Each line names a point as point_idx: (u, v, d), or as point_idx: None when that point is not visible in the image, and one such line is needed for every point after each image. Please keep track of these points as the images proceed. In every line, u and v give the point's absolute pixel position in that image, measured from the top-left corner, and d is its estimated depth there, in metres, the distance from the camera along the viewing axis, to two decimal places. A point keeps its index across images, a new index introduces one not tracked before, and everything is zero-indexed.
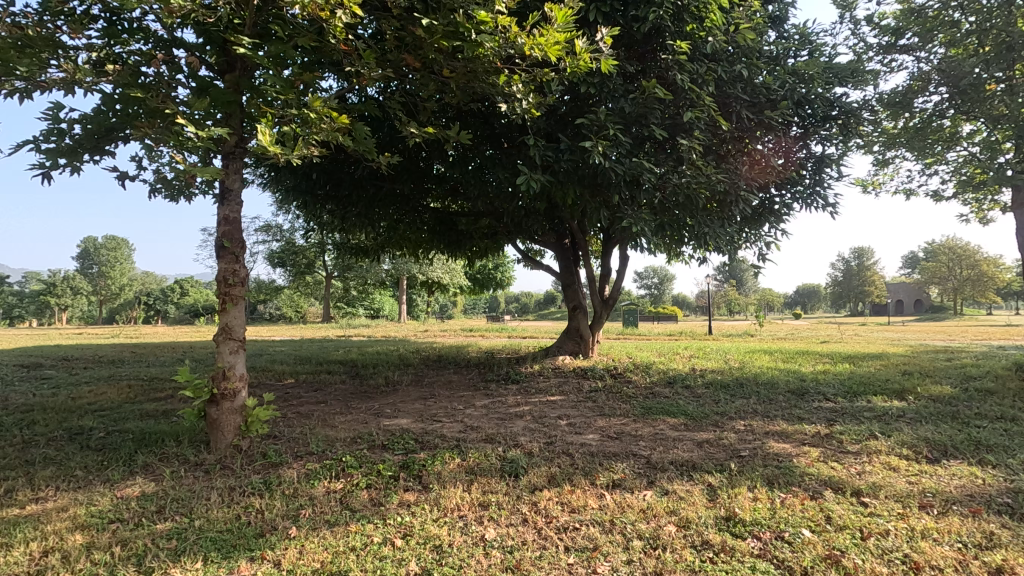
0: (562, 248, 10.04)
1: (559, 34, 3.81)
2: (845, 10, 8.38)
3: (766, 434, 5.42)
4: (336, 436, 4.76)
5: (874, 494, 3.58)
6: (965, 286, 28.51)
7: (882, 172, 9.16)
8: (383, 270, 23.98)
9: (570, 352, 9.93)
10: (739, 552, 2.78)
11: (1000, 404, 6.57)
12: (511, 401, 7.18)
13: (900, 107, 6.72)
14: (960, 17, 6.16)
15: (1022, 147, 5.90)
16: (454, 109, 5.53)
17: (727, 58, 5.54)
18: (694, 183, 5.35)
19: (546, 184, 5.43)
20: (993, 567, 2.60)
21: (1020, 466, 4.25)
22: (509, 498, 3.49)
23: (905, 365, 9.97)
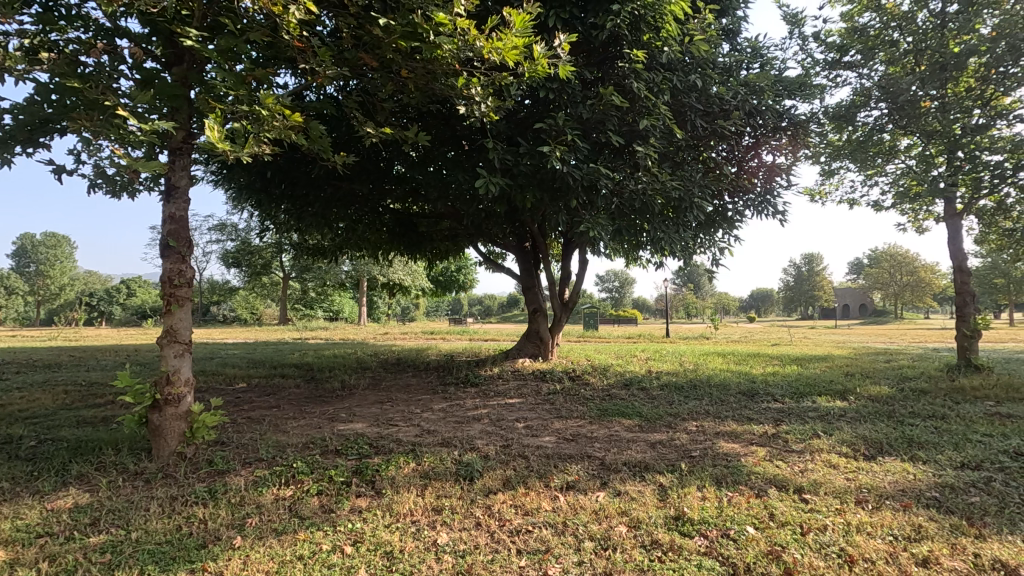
0: (522, 251, 10.06)
1: (517, 39, 3.83)
2: (793, 26, 8.77)
3: (716, 435, 5.57)
4: (287, 442, 4.64)
5: (815, 491, 3.73)
6: (904, 292, 30.15)
7: (828, 182, 9.61)
8: (342, 271, 23.58)
9: (530, 354, 9.97)
10: (686, 550, 2.85)
11: (932, 403, 6.96)
12: (469, 404, 7.15)
13: (845, 120, 7.12)
14: (898, 37, 6.66)
15: (955, 160, 6.27)
16: (413, 110, 5.49)
17: (682, 68, 5.70)
18: (650, 189, 5.46)
19: (505, 187, 5.44)
20: (920, 558, 2.74)
21: (948, 462, 4.52)
22: (463, 502, 3.47)
23: (848, 367, 10.45)
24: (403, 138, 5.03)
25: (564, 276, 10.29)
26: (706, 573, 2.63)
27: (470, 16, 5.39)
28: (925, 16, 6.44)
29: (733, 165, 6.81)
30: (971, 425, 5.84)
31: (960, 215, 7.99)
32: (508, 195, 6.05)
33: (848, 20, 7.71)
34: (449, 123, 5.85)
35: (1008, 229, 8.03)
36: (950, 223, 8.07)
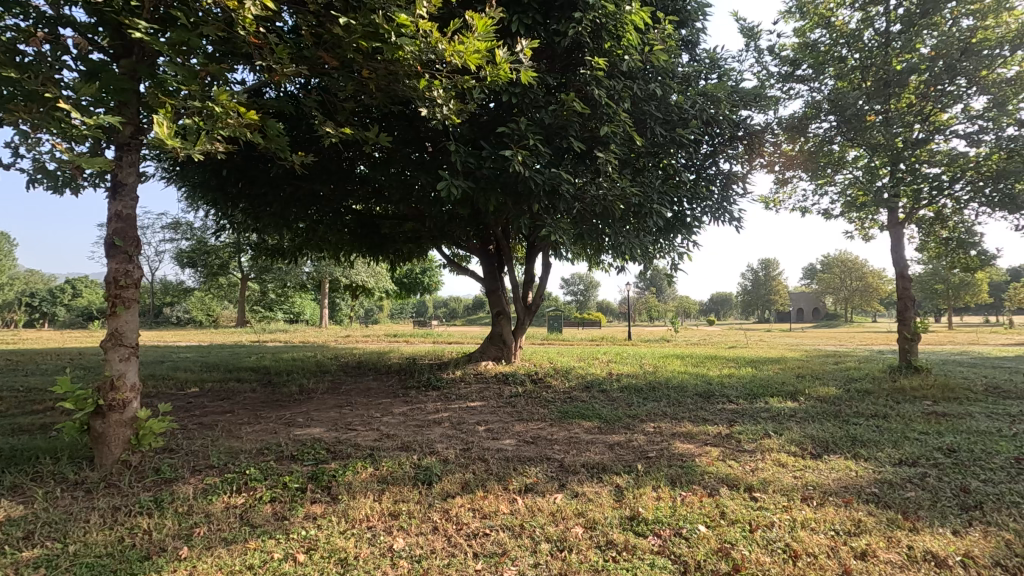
0: (486, 254, 10.06)
1: (479, 43, 3.84)
2: (750, 39, 9.08)
3: (673, 436, 5.70)
4: (240, 448, 4.51)
5: (764, 489, 3.87)
6: (854, 296, 31.55)
7: (781, 190, 9.97)
8: (303, 273, 23.07)
9: (493, 357, 9.97)
10: (640, 550, 2.91)
11: (875, 403, 7.32)
12: (430, 407, 7.11)
13: (798, 131, 7.40)
14: (846, 54, 6.97)
15: (898, 172, 6.59)
16: (375, 111, 5.44)
17: (642, 77, 5.82)
18: (610, 195, 5.55)
19: (467, 190, 5.44)
20: (859, 551, 2.88)
21: (887, 459, 4.75)
22: (420, 506, 3.45)
23: (799, 368, 10.86)
24: (365, 139, 4.98)
25: (528, 279, 10.34)
26: (658, 572, 2.69)
27: (433, 18, 5.38)
28: (870, 35, 6.78)
29: (692, 172, 7.00)
30: (909, 423, 6.16)
31: (902, 225, 8.42)
32: (471, 198, 6.04)
33: (800, 35, 8.04)
34: (412, 124, 5.82)
35: (945, 238, 8.51)
36: (892, 231, 8.49)
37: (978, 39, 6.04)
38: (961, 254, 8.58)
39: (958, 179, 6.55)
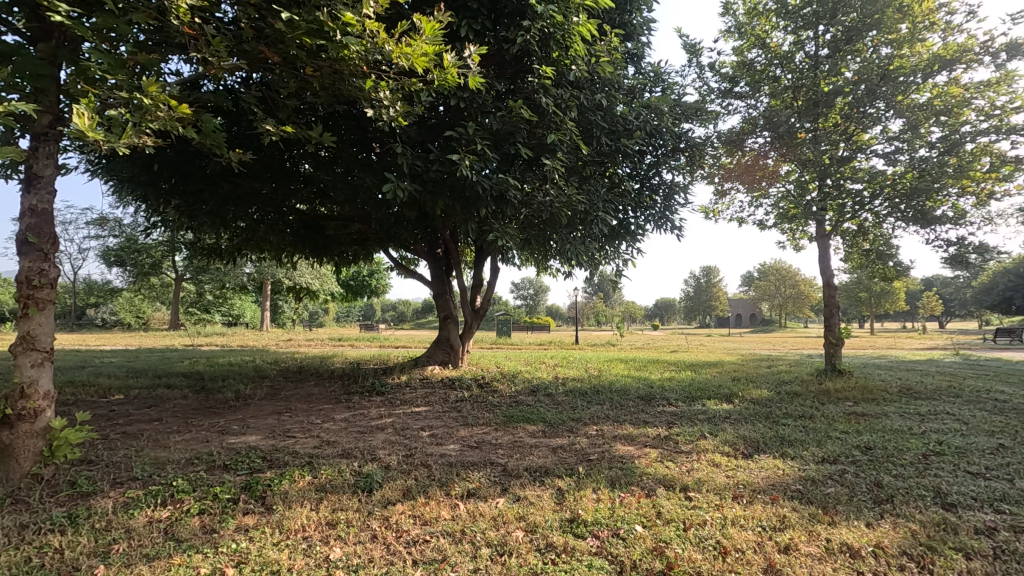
0: (435, 257, 9.99)
1: (427, 46, 3.81)
2: (692, 55, 9.48)
3: (614, 438, 5.84)
4: (168, 458, 4.29)
5: (698, 489, 4.04)
6: (787, 303, 33.30)
7: (720, 201, 10.41)
8: (243, 274, 22.16)
9: (439, 362, 9.88)
10: (579, 551, 2.97)
11: (802, 404, 7.75)
12: (373, 413, 6.97)
13: (735, 145, 7.78)
14: (780, 74, 7.39)
15: (824, 187, 7.02)
16: (319, 110, 5.31)
17: (589, 87, 5.96)
18: (556, 202, 5.64)
19: (414, 193, 5.38)
20: (782, 545, 3.05)
21: (811, 457, 5.05)
22: (359, 514, 3.39)
23: (734, 371, 11.36)
24: (308, 138, 4.85)
25: (475, 283, 10.33)
26: (595, 572, 2.74)
27: (381, 18, 5.30)
28: (801, 57, 7.22)
29: (636, 182, 7.20)
30: (831, 423, 6.56)
31: (829, 236, 8.97)
32: (418, 201, 5.98)
33: (739, 54, 8.45)
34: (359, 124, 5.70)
35: (866, 250, 9.13)
36: (820, 243, 9.03)
37: (895, 66, 6.55)
38: (880, 265, 9.23)
39: (877, 195, 7.06)
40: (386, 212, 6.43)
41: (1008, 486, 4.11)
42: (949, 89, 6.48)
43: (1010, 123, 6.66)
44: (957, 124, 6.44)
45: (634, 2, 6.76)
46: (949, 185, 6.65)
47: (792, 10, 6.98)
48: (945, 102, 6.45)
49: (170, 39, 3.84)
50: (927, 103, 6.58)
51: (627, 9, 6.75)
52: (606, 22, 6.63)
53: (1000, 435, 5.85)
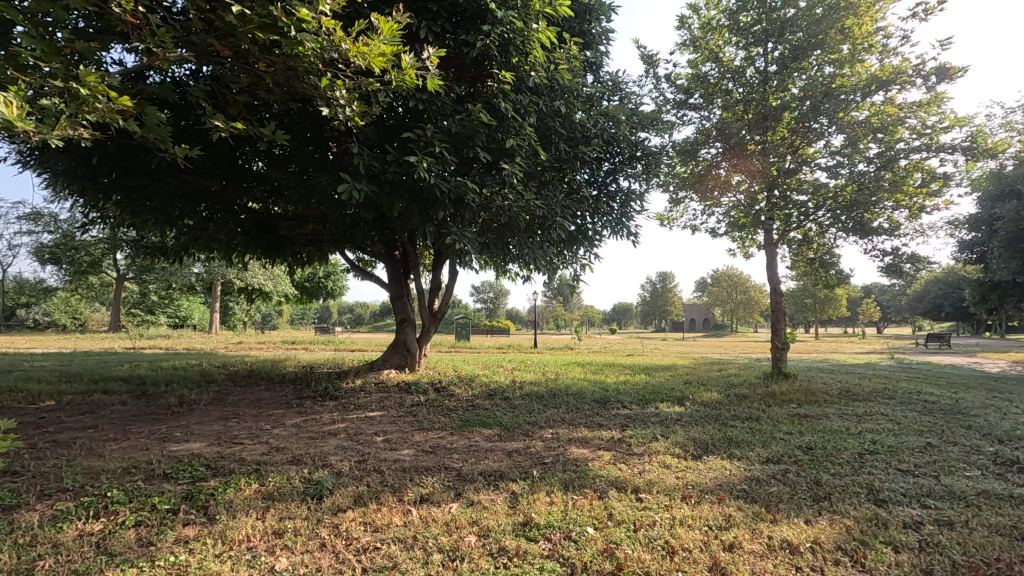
0: (392, 260, 9.86)
1: (384, 46, 3.76)
2: (649, 66, 9.72)
3: (569, 441, 5.90)
4: (102, 468, 4.07)
5: (649, 490, 4.12)
6: (739, 308, 34.49)
7: (675, 209, 10.70)
8: (191, 274, 21.29)
9: (396, 365, 9.76)
10: (531, 555, 2.98)
11: (750, 407, 8.03)
12: (325, 418, 6.81)
13: (689, 155, 8.01)
14: (732, 87, 7.65)
15: (771, 198, 7.32)
16: (273, 107, 5.16)
17: (548, 93, 6.02)
18: (515, 207, 5.66)
19: (371, 194, 5.30)
20: (727, 543, 3.15)
21: (757, 457, 5.24)
22: (308, 522, 3.30)
23: (686, 375, 11.68)
24: (260, 136, 4.71)
25: (434, 286, 10.25)
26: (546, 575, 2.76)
27: (338, 16, 5.20)
28: (751, 72, 7.51)
29: (594, 188, 7.33)
30: (776, 425, 6.83)
31: (776, 245, 9.35)
32: (375, 203, 5.89)
33: (693, 67, 8.71)
34: (315, 123, 5.56)
35: (810, 259, 9.55)
36: (768, 251, 9.39)
37: (837, 85, 6.90)
38: (823, 273, 9.67)
39: (821, 207, 7.41)
40: (342, 213, 6.29)
41: (933, 483, 4.38)
42: (886, 108, 6.87)
43: (940, 142, 7.11)
44: (892, 142, 6.84)
45: (593, 12, 6.88)
46: (885, 198, 7.04)
47: (743, 27, 7.26)
48: (881, 120, 6.85)
49: (111, 28, 3.66)
50: (866, 120, 6.96)
51: (586, 19, 6.87)
52: (566, 30, 6.73)
53: (928, 434, 6.22)
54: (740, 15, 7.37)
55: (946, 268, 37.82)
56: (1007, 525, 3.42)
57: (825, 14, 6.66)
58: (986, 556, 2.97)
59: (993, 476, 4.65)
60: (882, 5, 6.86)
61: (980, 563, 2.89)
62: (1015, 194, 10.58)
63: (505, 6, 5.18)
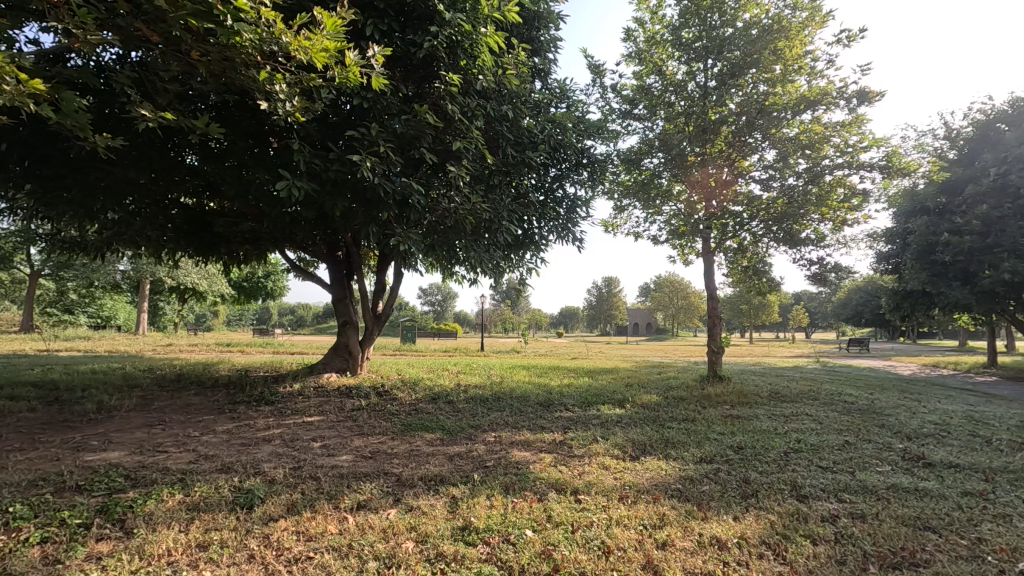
0: (335, 260, 9.58)
1: (328, 41, 3.63)
2: (596, 76, 9.94)
3: (510, 445, 5.91)
4: (4, 482, 3.73)
5: (587, 491, 4.19)
6: (680, 314, 35.76)
7: (619, 216, 10.97)
8: (116, 272, 19.96)
9: (337, 369, 9.49)
10: (468, 559, 2.96)
11: (686, 408, 8.31)
12: (259, 424, 6.53)
13: (633, 164, 8.25)
14: (674, 100, 7.92)
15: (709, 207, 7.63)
16: (208, 99, 4.91)
17: (496, 98, 6.01)
18: (461, 209, 5.61)
19: (311, 193, 5.12)
20: (660, 542, 3.24)
21: (691, 458, 5.43)
22: (236, 534, 3.15)
23: (628, 377, 11.98)
24: (193, 128, 4.47)
25: (378, 288, 10.05)
26: None
27: (279, 7, 5.01)
28: (692, 87, 7.81)
29: (540, 194, 7.39)
30: (710, 426, 7.10)
31: (712, 253, 9.74)
32: (316, 202, 5.69)
33: (638, 78, 8.97)
34: (253, 117, 5.32)
35: (744, 267, 10.01)
36: (705, 259, 9.78)
37: (770, 102, 7.27)
38: (756, 280, 10.15)
39: (754, 218, 7.79)
40: (281, 211, 6.06)
41: (849, 478, 4.68)
42: (813, 126, 7.31)
43: (860, 160, 7.63)
44: (818, 158, 7.29)
45: (542, 19, 6.96)
46: (811, 211, 7.49)
47: (685, 43, 7.54)
48: (809, 138, 7.31)
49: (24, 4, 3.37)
50: (795, 137, 7.39)
51: (535, 26, 6.95)
52: (515, 36, 6.76)
53: (847, 433, 6.64)
54: (682, 31, 7.64)
55: (866, 277, 40.64)
56: (911, 516, 3.69)
57: (760, 35, 7.03)
58: (892, 546, 3.19)
59: (901, 471, 5.02)
60: (811, 29, 7.30)
61: (888, 553, 3.10)
62: (925, 210, 11.50)
63: (453, 8, 5.16)
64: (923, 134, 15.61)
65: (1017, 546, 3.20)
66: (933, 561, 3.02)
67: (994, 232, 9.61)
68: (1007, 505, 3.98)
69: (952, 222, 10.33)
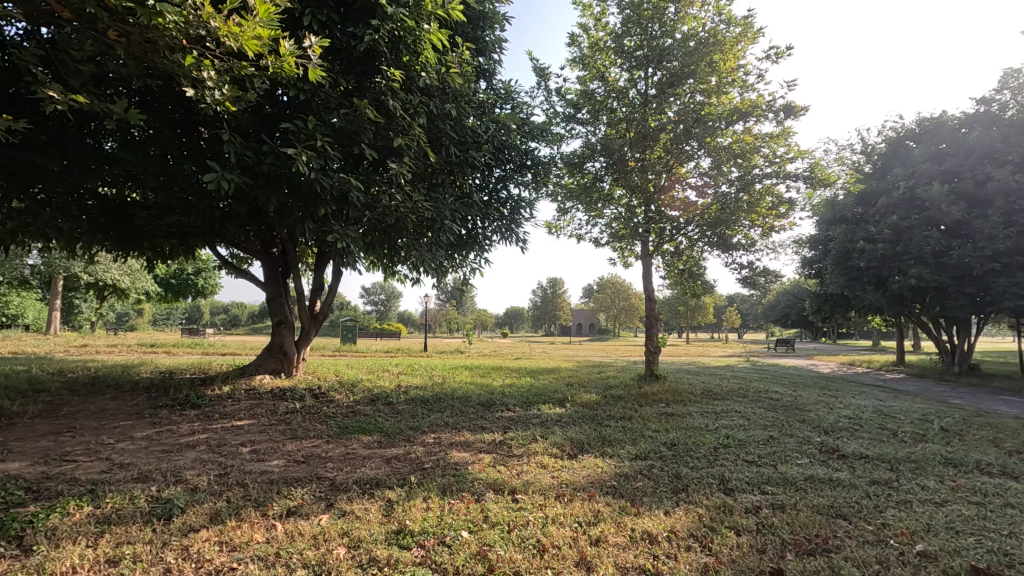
0: (270, 257, 9.18)
1: (260, 28, 3.43)
2: (541, 79, 10.03)
3: (450, 446, 5.85)
4: None
5: (525, 491, 4.21)
6: (621, 314, 36.75)
7: (562, 218, 11.12)
8: (24, 266, 18.36)
9: (271, 370, 9.08)
10: (402, 563, 2.88)
11: (624, 406, 8.52)
12: (183, 429, 6.15)
13: (576, 167, 8.36)
14: (616, 106, 8.11)
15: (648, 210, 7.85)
16: (128, 83, 4.55)
17: (439, 96, 5.92)
18: (402, 208, 5.48)
19: (242, 187, 4.84)
20: (594, 538, 3.29)
21: (627, 454, 5.57)
22: (151, 547, 2.94)
23: (568, 376, 12.15)
24: (111, 114, 4.13)
25: (315, 287, 9.71)
26: None
27: None
28: (633, 94, 8.01)
29: (484, 193, 7.36)
30: (646, 423, 7.31)
31: (650, 256, 10.05)
32: (247, 196, 5.40)
33: (582, 83, 9.12)
34: (179, 104, 4.98)
35: (679, 270, 10.38)
36: (644, 261, 10.06)
37: (706, 112, 7.56)
38: (691, 283, 10.53)
39: (690, 222, 8.10)
40: (210, 205, 5.72)
41: (772, 471, 4.93)
42: (745, 136, 7.66)
43: (787, 170, 8.06)
44: (749, 167, 7.66)
45: (487, 20, 6.94)
46: (743, 217, 7.86)
47: (627, 51, 7.74)
48: (741, 148, 7.66)
49: None
50: (728, 146, 7.72)
51: (480, 25, 6.92)
52: (459, 35, 6.70)
53: (771, 428, 7.01)
54: (625, 39, 7.83)
55: (793, 282, 43.15)
56: (825, 505, 3.93)
57: (697, 47, 7.31)
58: (808, 534, 3.38)
59: (818, 463, 5.34)
60: (743, 45, 7.65)
61: (804, 541, 3.28)
62: (844, 219, 12.31)
63: (395, 2, 5.04)
64: (843, 148, 16.73)
65: (916, 530, 3.46)
66: (843, 546, 3.22)
67: (903, 241, 10.25)
68: (908, 492, 4.31)
69: (867, 231, 11.13)
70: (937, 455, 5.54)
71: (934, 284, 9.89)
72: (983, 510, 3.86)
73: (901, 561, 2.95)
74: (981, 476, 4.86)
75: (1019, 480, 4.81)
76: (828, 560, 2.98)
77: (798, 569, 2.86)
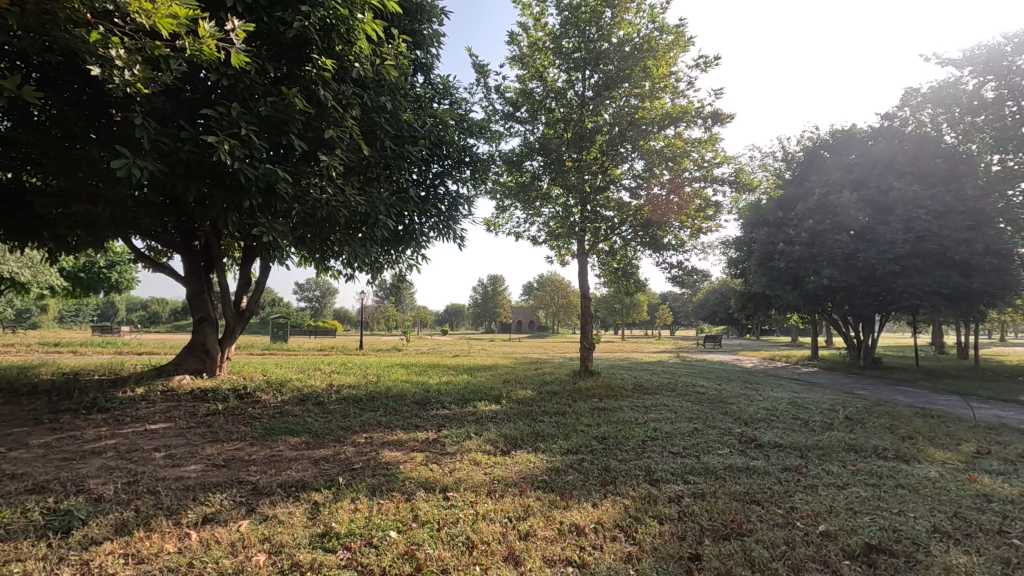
0: (191, 251, 8.63)
1: (175, 7, 3.19)
2: (480, 75, 10.00)
3: (381, 445, 5.73)
4: None
5: (456, 488, 4.19)
6: (559, 311, 37.39)
7: (500, 216, 11.14)
8: None
9: (191, 370, 8.55)
10: (326, 567, 2.79)
11: (558, 402, 8.66)
12: (88, 435, 5.68)
13: (514, 165, 8.40)
14: (553, 106, 8.21)
15: (583, 209, 7.99)
16: (24, 58, 4.12)
17: (374, 88, 5.74)
18: (333, 202, 5.27)
19: (158, 176, 4.50)
20: (523, 532, 3.33)
21: (559, 449, 5.66)
22: (44, 563, 2.70)
23: (505, 374, 12.21)
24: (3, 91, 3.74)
25: (241, 283, 9.23)
26: None
27: None
28: (571, 95, 8.14)
29: (421, 189, 7.24)
30: (579, 418, 7.45)
31: (586, 255, 10.25)
32: (164, 186, 5.03)
33: (520, 82, 9.17)
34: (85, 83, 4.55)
35: (613, 269, 10.64)
36: (579, 260, 10.24)
37: (639, 116, 7.77)
38: (624, 281, 10.82)
39: (623, 222, 8.32)
40: (121, 195, 5.30)
41: (695, 461, 5.16)
42: (676, 141, 7.93)
43: (713, 174, 8.44)
44: (679, 170, 7.95)
45: (424, 13, 6.85)
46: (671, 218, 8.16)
47: (565, 52, 7.86)
48: (672, 151, 7.93)
49: None
50: (661, 149, 7.93)
51: (417, 18, 6.81)
52: (396, 26, 6.55)
53: (696, 421, 7.34)
54: (563, 40, 7.95)
55: (720, 282, 45.38)
56: (742, 492, 4.16)
57: (632, 52, 7.51)
58: (724, 520, 3.56)
59: (737, 453, 5.64)
60: (675, 52, 7.94)
61: (721, 527, 3.45)
62: (766, 222, 13.04)
63: None
64: (766, 155, 17.74)
65: (820, 512, 3.73)
66: (755, 530, 3.42)
67: (817, 244, 10.99)
68: (816, 477, 4.64)
69: (786, 234, 11.85)
70: (842, 442, 5.98)
71: (844, 284, 10.66)
72: (879, 491, 4.21)
73: (806, 541, 3.17)
74: (878, 460, 5.30)
75: (909, 463, 5.29)
76: (741, 543, 3.14)
77: (714, 552, 3.00)
